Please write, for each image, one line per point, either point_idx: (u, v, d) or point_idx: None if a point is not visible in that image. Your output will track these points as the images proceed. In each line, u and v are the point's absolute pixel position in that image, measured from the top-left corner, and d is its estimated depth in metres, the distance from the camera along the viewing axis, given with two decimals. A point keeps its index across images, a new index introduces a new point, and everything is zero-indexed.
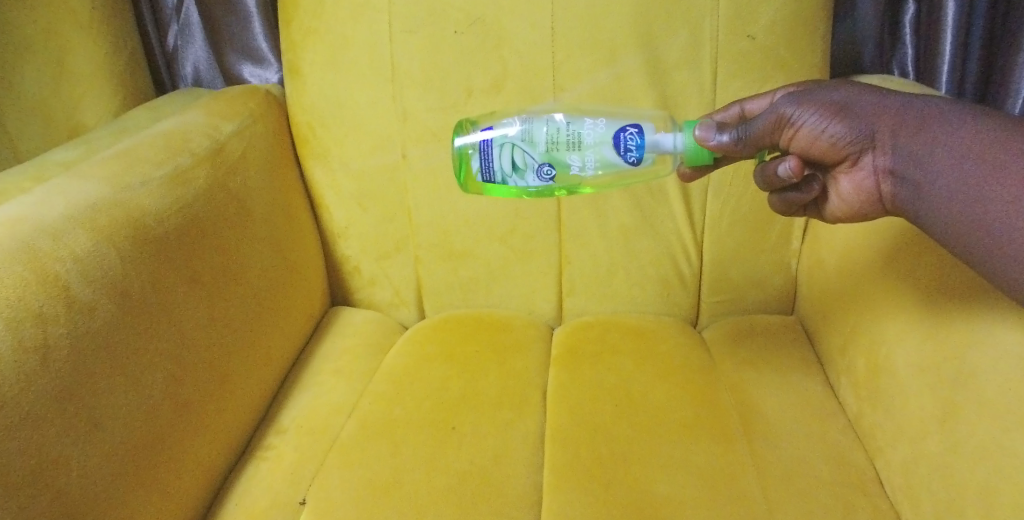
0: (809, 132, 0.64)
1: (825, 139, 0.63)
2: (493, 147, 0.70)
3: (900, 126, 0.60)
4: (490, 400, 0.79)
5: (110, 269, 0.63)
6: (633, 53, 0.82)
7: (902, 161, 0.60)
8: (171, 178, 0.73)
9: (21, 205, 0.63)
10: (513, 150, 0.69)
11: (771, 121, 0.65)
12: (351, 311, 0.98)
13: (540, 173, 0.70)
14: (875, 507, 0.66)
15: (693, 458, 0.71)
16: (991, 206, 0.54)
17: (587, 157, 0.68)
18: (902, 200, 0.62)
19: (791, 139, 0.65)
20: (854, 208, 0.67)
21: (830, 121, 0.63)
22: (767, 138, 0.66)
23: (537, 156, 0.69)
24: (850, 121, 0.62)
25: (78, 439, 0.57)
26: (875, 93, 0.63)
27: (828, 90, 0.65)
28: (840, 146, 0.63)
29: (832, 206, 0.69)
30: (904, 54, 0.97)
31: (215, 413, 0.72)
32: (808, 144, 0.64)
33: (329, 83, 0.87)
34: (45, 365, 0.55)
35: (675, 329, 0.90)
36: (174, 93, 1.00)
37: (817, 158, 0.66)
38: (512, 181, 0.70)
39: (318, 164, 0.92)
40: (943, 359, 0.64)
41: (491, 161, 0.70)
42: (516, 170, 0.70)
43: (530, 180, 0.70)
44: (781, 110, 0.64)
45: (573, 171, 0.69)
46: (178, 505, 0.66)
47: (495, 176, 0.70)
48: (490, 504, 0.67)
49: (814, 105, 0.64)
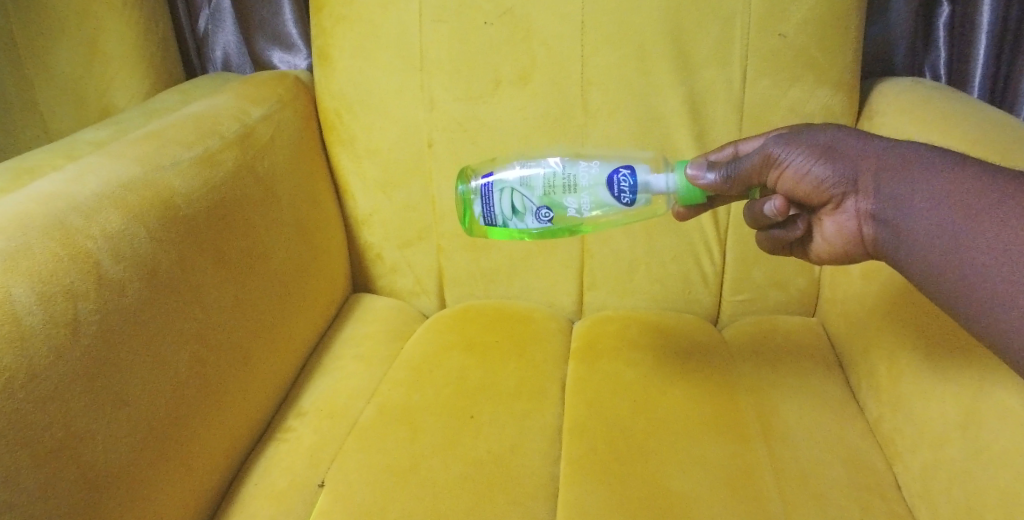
0: (795, 172, 0.64)
1: (809, 180, 0.63)
2: (493, 191, 0.71)
3: (881, 170, 0.59)
4: (509, 391, 0.79)
5: (139, 248, 0.64)
6: (663, 48, 0.81)
7: (884, 206, 0.59)
8: (200, 159, 0.74)
9: (55, 182, 0.64)
10: (512, 194, 0.70)
11: (758, 160, 0.65)
12: (373, 298, 0.99)
13: (538, 215, 0.70)
14: (893, 511, 0.66)
15: (711, 456, 0.71)
16: (969, 254, 0.52)
17: (584, 199, 0.69)
18: (883, 246, 0.61)
19: (778, 178, 0.65)
20: (837, 249, 0.66)
21: (815, 163, 0.63)
22: (754, 177, 0.65)
23: (535, 200, 0.70)
24: (836, 163, 0.62)
25: (104, 414, 0.58)
26: (861, 137, 0.62)
27: (816, 131, 0.65)
28: (824, 188, 0.63)
29: (817, 248, 0.68)
30: (937, 57, 0.95)
31: (238, 393, 0.73)
32: (794, 184, 0.64)
33: (358, 71, 0.88)
34: (75, 339, 0.56)
35: (695, 326, 0.90)
36: (203, 77, 1.00)
37: (802, 199, 0.65)
38: (512, 224, 0.71)
39: (344, 151, 0.93)
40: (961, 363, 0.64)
41: (492, 205, 0.71)
42: (516, 213, 0.71)
43: (530, 222, 0.71)
44: (768, 150, 0.65)
45: (570, 212, 0.70)
46: (199, 481, 0.67)
47: (496, 219, 0.72)
48: (508, 493, 0.67)
49: (801, 146, 0.64)
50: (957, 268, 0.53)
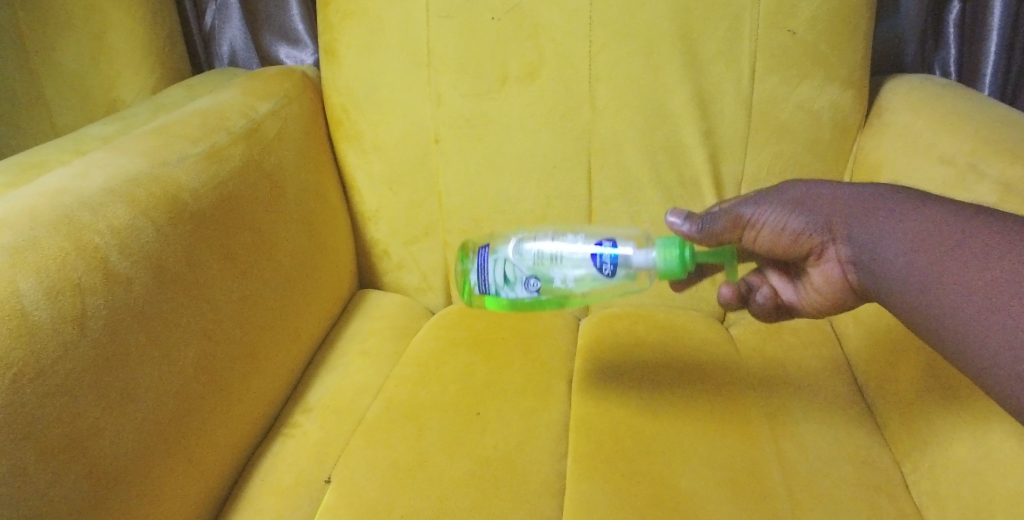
0: (771, 228, 0.66)
1: (786, 233, 0.65)
2: (488, 261, 0.79)
3: (847, 217, 0.61)
4: (515, 388, 0.79)
5: (147, 243, 0.63)
6: (671, 44, 0.81)
7: (857, 252, 0.60)
8: (208, 154, 0.74)
9: (63, 177, 0.64)
10: (504, 265, 0.79)
11: (731, 220, 0.67)
12: (379, 294, 0.98)
13: (527, 285, 0.78)
14: (902, 511, 0.65)
15: (718, 454, 0.71)
16: (940, 294, 0.52)
17: (569, 272, 0.77)
18: (868, 290, 0.61)
19: (756, 238, 0.68)
20: (828, 297, 0.68)
21: (788, 217, 0.65)
22: (732, 236, 0.68)
23: (524, 270, 0.78)
24: (806, 215, 0.64)
25: (111, 409, 0.58)
26: (827, 186, 0.65)
27: (786, 187, 0.67)
28: (801, 240, 0.65)
29: (790, 298, 0.73)
30: (947, 54, 0.94)
31: (245, 389, 0.73)
32: (772, 240, 0.67)
33: (364, 67, 0.87)
34: (83, 334, 0.56)
35: (702, 324, 0.90)
36: (209, 73, 1.00)
37: (783, 254, 0.68)
38: (504, 292, 0.79)
39: (351, 147, 0.93)
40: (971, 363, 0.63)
41: (486, 273, 0.79)
42: (508, 282, 0.78)
43: (520, 290, 0.78)
44: (739, 210, 0.67)
45: (554, 273, 0.76)
46: (205, 476, 0.67)
47: (490, 286, 0.80)
48: (515, 490, 0.67)
49: (772, 203, 0.66)
50: (932, 310, 0.53)
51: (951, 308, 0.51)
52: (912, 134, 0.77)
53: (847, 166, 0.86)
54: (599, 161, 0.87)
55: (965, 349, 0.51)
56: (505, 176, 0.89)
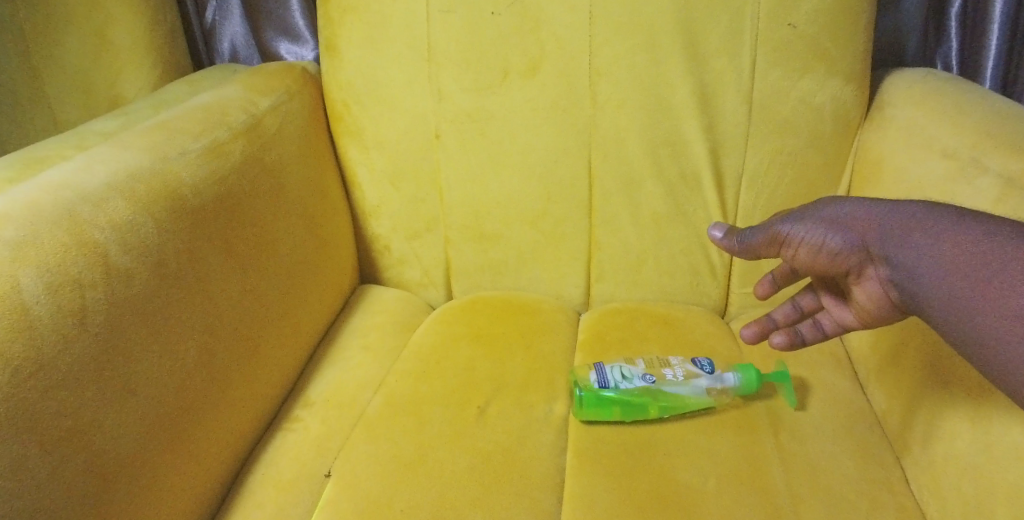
0: (807, 249, 0.65)
1: (823, 254, 0.64)
2: (602, 364, 0.78)
3: (885, 239, 0.60)
4: (515, 383, 0.79)
5: (147, 237, 0.64)
6: (672, 38, 0.81)
7: (899, 273, 0.59)
8: (208, 150, 0.74)
9: (63, 172, 0.64)
10: (619, 367, 0.78)
11: (767, 238, 0.68)
12: (380, 289, 0.99)
13: (645, 378, 0.76)
14: (901, 505, 0.65)
15: (718, 449, 0.71)
16: (984, 319, 0.53)
17: (678, 372, 0.77)
18: (913, 310, 0.60)
19: (793, 257, 0.67)
20: (875, 313, 0.66)
21: (824, 237, 0.64)
22: (769, 252, 0.69)
23: (638, 369, 0.78)
24: (842, 235, 0.63)
25: (111, 403, 0.58)
26: (864, 204, 0.63)
27: (823, 204, 0.66)
28: (838, 260, 0.64)
29: (836, 318, 0.74)
30: (949, 47, 0.94)
31: (245, 384, 0.73)
32: (809, 260, 0.66)
33: (365, 62, 0.87)
34: (83, 328, 0.56)
35: (703, 318, 0.90)
36: (211, 68, 1.00)
37: (824, 272, 0.66)
38: (622, 386, 0.75)
39: (352, 142, 0.93)
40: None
41: (600, 372, 0.77)
42: (625, 377, 0.76)
43: (641, 384, 0.76)
44: (775, 229, 0.67)
45: (670, 380, 0.76)
46: (206, 471, 0.67)
47: (604, 383, 0.76)
48: (515, 484, 0.67)
49: (807, 223, 0.65)
50: (974, 331, 0.53)
51: (991, 332, 0.52)
52: (916, 129, 0.77)
53: (848, 160, 0.85)
54: (599, 155, 0.87)
55: (1009, 373, 0.52)
56: (506, 171, 0.89)
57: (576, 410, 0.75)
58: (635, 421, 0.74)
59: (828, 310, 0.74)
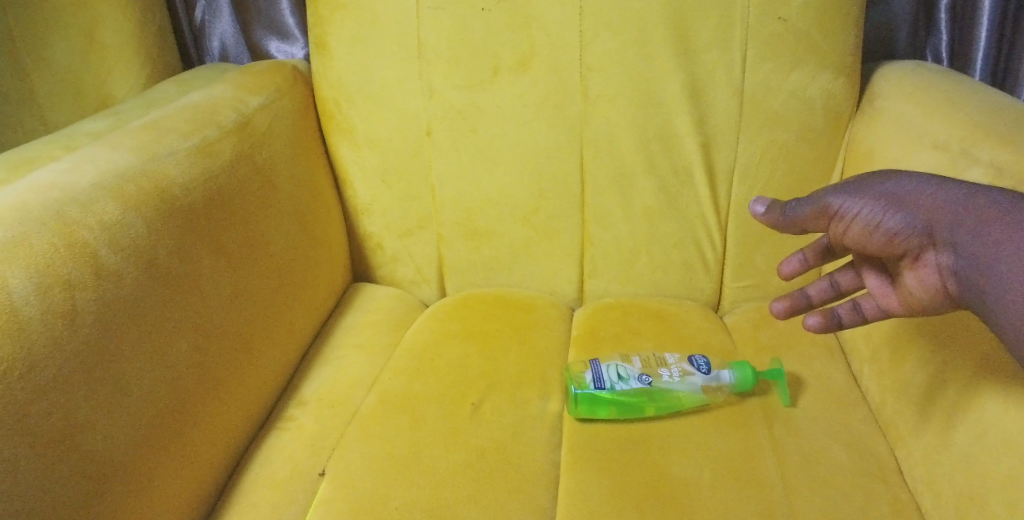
0: (863, 225, 0.62)
1: (880, 232, 0.61)
2: (599, 364, 0.78)
3: (957, 223, 0.57)
4: (509, 379, 0.79)
5: (137, 238, 0.63)
6: (662, 34, 0.81)
7: (968, 263, 0.57)
8: (198, 149, 0.73)
9: (52, 173, 0.64)
10: (615, 366, 0.77)
11: (817, 210, 0.64)
12: (374, 287, 0.98)
13: (642, 379, 0.76)
14: (895, 497, 0.66)
15: (712, 442, 0.71)
16: None
17: (674, 372, 0.77)
18: (969, 303, 0.58)
19: (844, 232, 0.63)
20: (922, 304, 0.63)
21: (884, 214, 0.60)
22: (817, 225, 0.65)
23: (634, 368, 0.77)
24: (905, 213, 0.60)
25: (103, 404, 0.58)
26: (933, 183, 0.60)
27: (884, 179, 0.63)
28: (897, 240, 0.60)
29: (878, 304, 0.67)
30: (939, 40, 0.94)
31: (238, 384, 0.73)
32: (863, 237, 0.62)
33: (355, 60, 0.87)
34: (73, 329, 0.56)
35: (696, 313, 0.90)
36: (201, 68, 1.00)
37: (876, 253, 0.63)
38: (618, 387, 0.75)
39: (343, 141, 0.92)
40: (975, 346, 0.63)
41: (596, 371, 0.77)
42: (622, 377, 0.76)
43: (638, 385, 0.75)
44: (828, 201, 0.63)
45: (666, 380, 0.76)
46: (200, 471, 0.67)
47: (600, 383, 0.75)
48: (510, 480, 0.67)
49: (866, 196, 0.62)
50: None
51: None
52: (906, 122, 0.77)
53: (840, 153, 0.85)
54: (591, 151, 0.87)
55: None
56: (498, 168, 0.89)
57: (570, 407, 0.75)
58: (632, 420, 0.74)
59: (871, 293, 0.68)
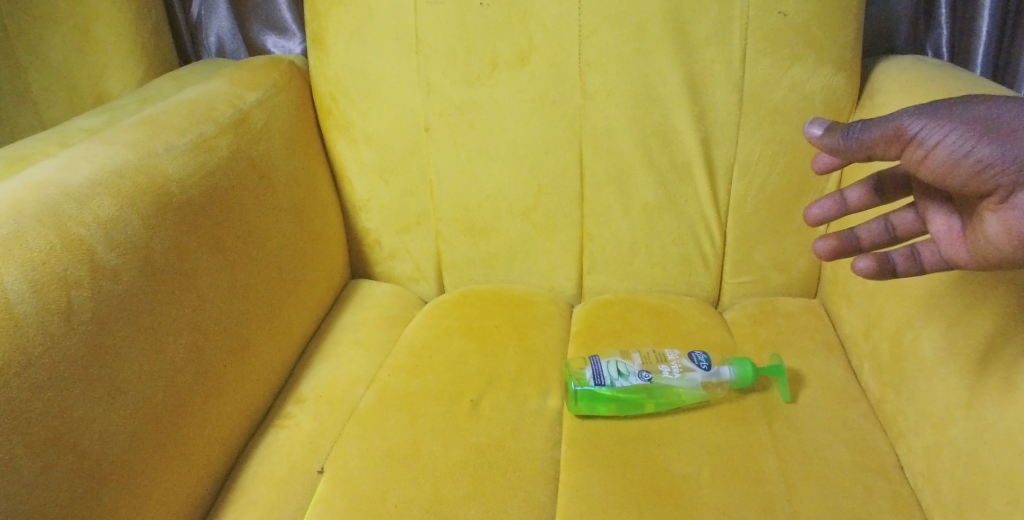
0: (948, 152, 0.54)
1: (968, 163, 0.54)
2: (599, 360, 0.77)
3: None
4: (508, 376, 0.79)
5: (133, 234, 0.63)
6: (662, 28, 0.80)
7: None
8: (195, 145, 0.73)
9: (47, 169, 0.63)
10: (615, 363, 0.77)
11: (892, 131, 0.56)
12: (372, 284, 0.98)
13: (642, 375, 0.75)
14: (895, 492, 0.66)
15: (712, 438, 0.71)
16: None
17: (674, 368, 0.77)
18: None
19: (921, 161, 0.56)
20: (1001, 256, 0.55)
21: (976, 142, 0.53)
22: (889, 150, 0.57)
23: (634, 365, 0.77)
24: (1001, 143, 0.53)
25: (100, 402, 0.57)
26: None
27: (972, 105, 0.56)
28: (987, 174, 0.53)
29: (942, 252, 0.61)
30: (940, 34, 0.93)
31: (236, 381, 0.72)
32: (944, 167, 0.55)
33: (353, 55, 0.87)
34: (69, 326, 0.56)
35: (696, 309, 0.89)
36: (197, 64, 0.99)
37: (954, 189, 0.56)
38: (618, 384, 0.75)
39: (341, 137, 0.92)
40: (998, 326, 0.61)
41: (596, 368, 0.76)
42: (622, 374, 0.76)
43: (638, 381, 0.75)
44: (906, 123, 0.56)
45: (666, 376, 0.76)
46: (198, 468, 0.66)
47: (600, 379, 0.75)
48: (509, 477, 0.67)
49: (955, 121, 0.55)
50: None
51: None
52: None
53: None
54: (590, 147, 0.86)
55: None
56: (497, 164, 0.89)
57: (570, 403, 0.75)
58: (631, 416, 0.74)
59: (933, 240, 0.62)
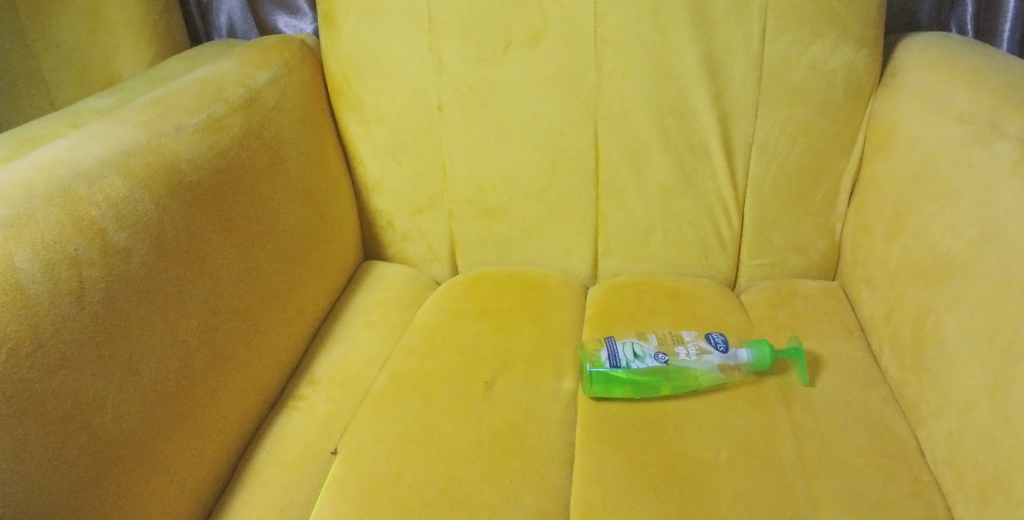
0: None
1: None
2: (614, 342, 0.76)
3: None
4: (523, 358, 0.78)
5: (145, 214, 0.62)
6: (678, 5, 0.78)
7: None
8: (206, 124, 0.72)
9: (57, 149, 0.63)
10: (631, 344, 0.76)
11: None
12: (385, 266, 0.98)
13: (658, 357, 0.75)
14: (915, 477, 0.64)
15: (729, 422, 0.70)
16: None
17: (691, 350, 0.76)
18: None
19: None
20: None
21: None
22: None
23: (650, 346, 0.76)
24: None
25: (113, 382, 0.57)
26: None
27: None
28: None
29: None
30: (964, 11, 0.90)
31: (249, 361, 0.72)
32: None
33: (364, 35, 0.85)
34: (81, 307, 0.55)
35: (713, 291, 0.88)
36: (208, 44, 0.99)
37: None
38: (633, 366, 0.74)
39: (353, 117, 0.91)
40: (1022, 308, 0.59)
41: (612, 350, 0.76)
42: (638, 356, 0.75)
43: (654, 363, 0.74)
44: None
45: (682, 359, 0.75)
46: (211, 448, 0.66)
47: (616, 361, 0.74)
48: (523, 459, 0.67)
49: None
50: None
51: None
52: (932, 94, 0.74)
53: (861, 128, 0.83)
54: (606, 127, 0.85)
55: None
56: (510, 144, 0.88)
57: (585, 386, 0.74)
58: (647, 399, 0.73)
59: None
